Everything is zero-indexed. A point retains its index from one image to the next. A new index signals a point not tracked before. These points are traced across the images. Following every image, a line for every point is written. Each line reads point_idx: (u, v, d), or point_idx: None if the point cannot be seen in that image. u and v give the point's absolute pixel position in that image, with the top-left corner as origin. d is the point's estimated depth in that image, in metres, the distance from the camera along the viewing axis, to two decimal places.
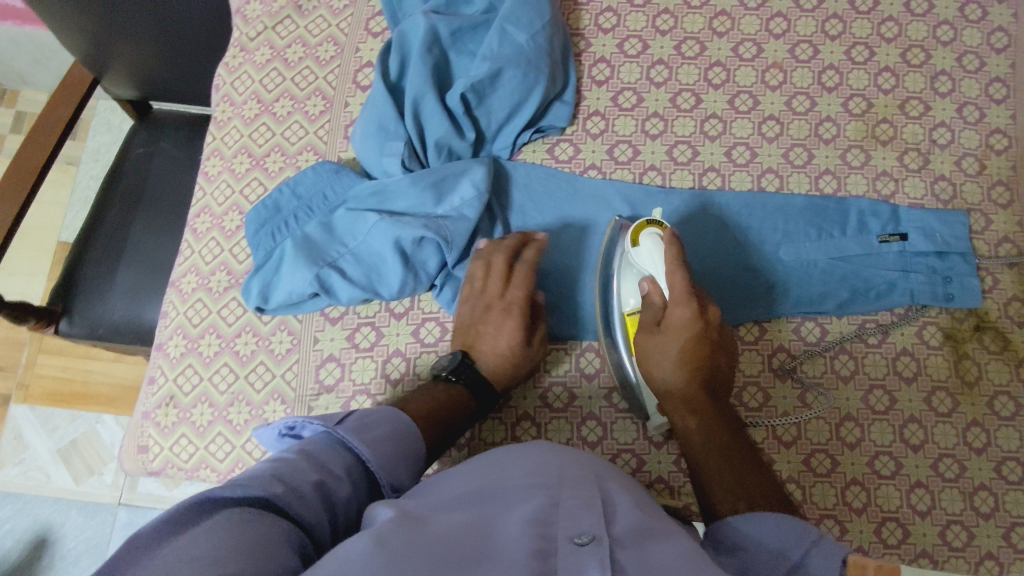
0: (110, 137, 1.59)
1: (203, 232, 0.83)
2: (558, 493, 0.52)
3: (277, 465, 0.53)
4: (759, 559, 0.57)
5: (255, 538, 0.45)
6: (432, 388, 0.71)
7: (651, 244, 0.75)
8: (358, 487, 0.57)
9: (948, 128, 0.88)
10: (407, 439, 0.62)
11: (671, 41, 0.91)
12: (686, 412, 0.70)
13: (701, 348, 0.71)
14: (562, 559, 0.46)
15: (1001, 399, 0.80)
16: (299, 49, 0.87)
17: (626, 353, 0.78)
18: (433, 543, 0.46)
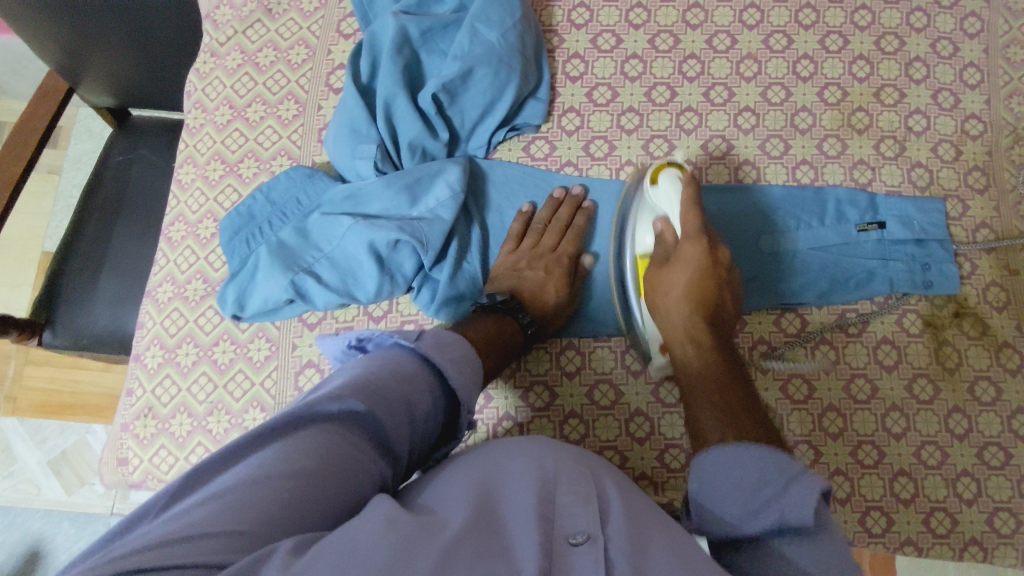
0: (90, 144, 1.57)
1: (178, 240, 0.82)
2: (555, 489, 0.52)
3: (375, 374, 0.57)
4: (731, 494, 0.55)
5: (336, 459, 0.50)
6: (481, 318, 0.74)
7: (670, 184, 0.74)
8: (438, 404, 0.61)
9: (923, 115, 0.88)
10: (478, 364, 0.65)
11: (645, 34, 0.90)
12: (688, 345, 0.71)
13: (708, 284, 0.72)
14: (558, 557, 0.46)
15: (981, 384, 0.80)
16: (270, 53, 0.87)
17: (634, 293, 0.78)
18: (434, 539, 0.45)
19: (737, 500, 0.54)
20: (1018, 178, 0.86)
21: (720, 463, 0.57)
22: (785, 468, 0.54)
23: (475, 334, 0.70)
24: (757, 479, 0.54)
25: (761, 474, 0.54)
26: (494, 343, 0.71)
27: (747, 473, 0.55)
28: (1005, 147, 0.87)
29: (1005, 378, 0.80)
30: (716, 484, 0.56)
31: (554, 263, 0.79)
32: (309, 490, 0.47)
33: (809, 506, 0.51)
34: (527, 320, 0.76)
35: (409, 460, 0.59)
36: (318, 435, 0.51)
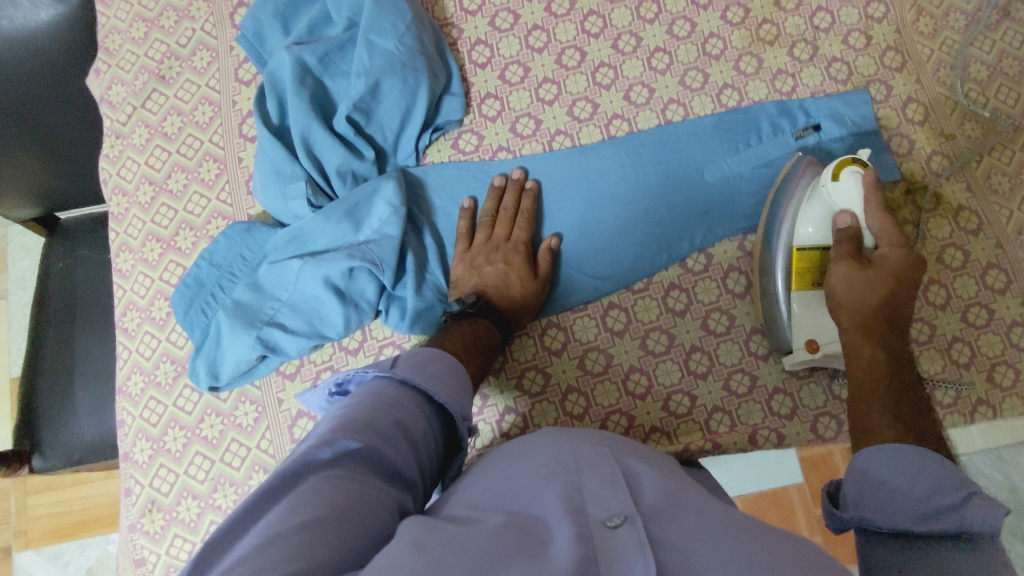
0: (29, 259, 1.53)
1: (135, 329, 0.80)
2: (580, 480, 0.52)
3: (359, 408, 0.55)
4: (901, 497, 0.52)
5: (349, 499, 0.47)
6: (454, 325, 0.73)
7: (852, 181, 0.73)
8: (434, 423, 0.60)
9: (826, 12, 0.89)
10: (460, 371, 0.64)
11: (540, 4, 0.90)
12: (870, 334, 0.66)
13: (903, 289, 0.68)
14: (598, 542, 0.45)
15: (949, 252, 0.81)
16: (175, 119, 0.85)
17: (785, 287, 0.75)
18: (472, 553, 0.44)
19: (910, 503, 0.51)
20: (930, 47, 0.87)
21: (889, 459, 0.55)
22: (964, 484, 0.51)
23: (453, 342, 0.69)
24: (931, 491, 0.51)
25: (933, 487, 0.52)
26: (472, 346, 0.70)
27: (918, 477, 0.53)
28: (911, 21, 0.88)
29: (970, 240, 0.81)
30: (882, 488, 0.54)
31: (511, 251, 0.78)
32: (331, 533, 0.44)
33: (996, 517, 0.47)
34: (498, 315, 0.75)
35: (425, 486, 0.58)
36: (323, 481, 0.48)
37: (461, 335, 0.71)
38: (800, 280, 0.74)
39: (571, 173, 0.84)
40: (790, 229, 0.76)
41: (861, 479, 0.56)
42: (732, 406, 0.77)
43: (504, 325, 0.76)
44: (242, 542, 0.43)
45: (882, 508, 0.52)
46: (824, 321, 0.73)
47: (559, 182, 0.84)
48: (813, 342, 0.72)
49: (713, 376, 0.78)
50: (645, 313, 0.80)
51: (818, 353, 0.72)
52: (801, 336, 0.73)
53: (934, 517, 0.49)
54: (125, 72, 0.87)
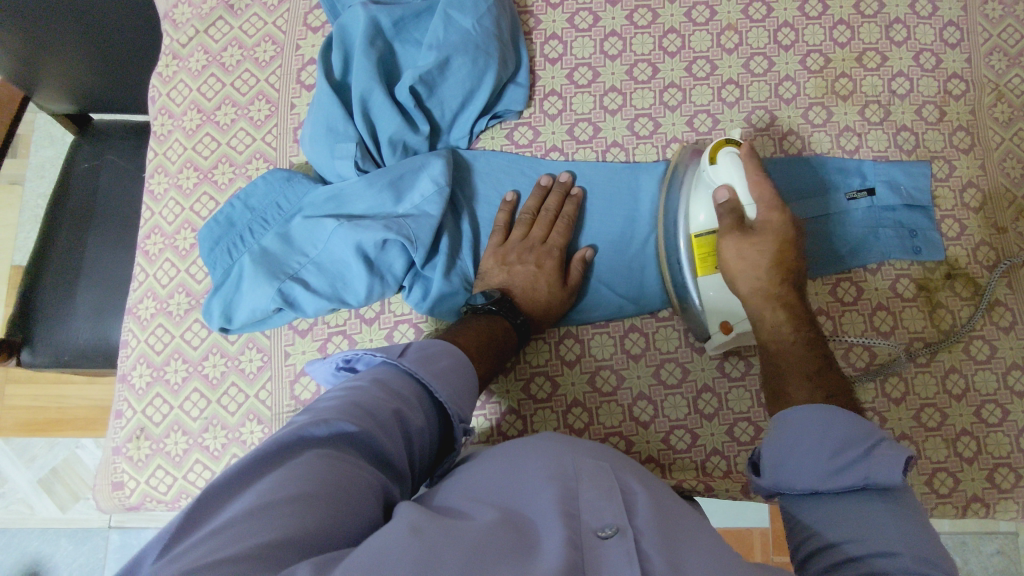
0: (52, 151, 1.51)
1: (156, 253, 0.79)
2: (577, 487, 0.51)
3: (361, 393, 0.55)
4: (812, 455, 0.56)
5: (342, 480, 0.46)
6: (473, 319, 0.73)
7: (730, 160, 0.71)
8: (431, 419, 0.59)
9: (906, 78, 0.87)
10: (467, 371, 0.64)
11: (623, 10, 0.88)
12: (780, 312, 0.69)
13: (787, 257, 0.70)
14: (589, 551, 0.45)
15: (975, 343, 0.80)
16: (235, 51, 0.83)
17: (689, 271, 0.76)
18: (463, 543, 0.44)
19: (817, 461, 0.55)
20: (1002, 136, 0.86)
21: (804, 421, 0.58)
22: (868, 435, 0.55)
23: (465, 339, 0.69)
24: (837, 444, 0.55)
25: (839, 438, 0.55)
26: (487, 347, 0.70)
27: (824, 434, 0.56)
28: (989, 106, 0.87)
29: (1000, 336, 0.80)
30: (798, 448, 0.57)
31: (545, 255, 0.77)
32: (321, 513, 0.43)
33: (897, 469, 0.52)
34: (518, 317, 0.74)
35: (413, 478, 0.57)
36: (317, 457, 0.47)
37: (476, 333, 0.70)
38: (703, 265, 0.74)
39: (619, 187, 0.83)
40: (684, 213, 0.77)
41: (777, 437, 0.59)
42: (730, 452, 0.76)
43: (523, 329, 0.75)
44: (233, 503, 0.43)
45: (797, 469, 0.56)
46: (730, 301, 0.74)
47: (603, 194, 0.82)
48: (723, 325, 0.74)
49: (717, 419, 0.77)
50: (665, 342, 0.79)
51: (730, 334, 0.73)
52: (716, 321, 0.75)
53: (843, 474, 0.54)
54: None
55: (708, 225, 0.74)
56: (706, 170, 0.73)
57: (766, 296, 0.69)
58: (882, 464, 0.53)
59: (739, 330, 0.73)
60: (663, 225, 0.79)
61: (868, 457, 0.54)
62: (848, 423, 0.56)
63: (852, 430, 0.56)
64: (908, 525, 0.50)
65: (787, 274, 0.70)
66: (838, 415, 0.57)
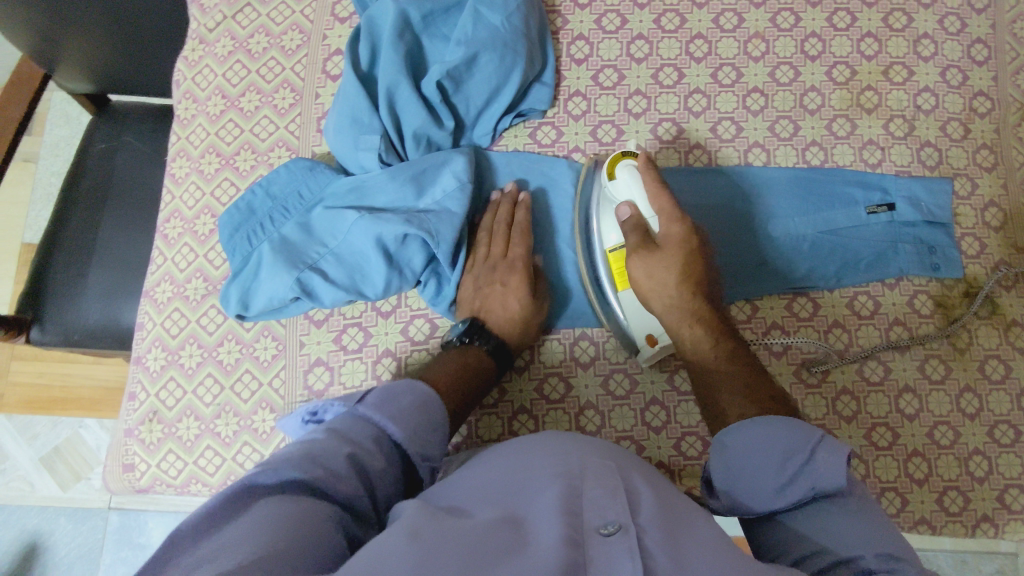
0: (67, 130, 1.52)
1: (175, 237, 0.79)
2: (581, 484, 0.50)
3: (316, 441, 0.54)
4: (761, 470, 0.58)
5: (296, 518, 0.45)
6: (447, 354, 0.71)
7: (628, 175, 0.75)
8: (393, 461, 0.58)
9: (932, 93, 0.87)
10: (432, 406, 0.61)
11: (651, 14, 0.88)
12: (698, 326, 0.71)
13: (692, 265, 0.73)
14: (590, 549, 0.44)
15: (991, 363, 0.80)
16: (262, 39, 0.83)
17: (610, 287, 0.78)
18: (453, 551, 0.43)
19: (766, 477, 0.58)
20: None
21: (747, 439, 0.60)
22: (806, 439, 0.58)
23: (438, 375, 0.68)
24: (781, 456, 0.58)
25: (782, 448, 0.58)
26: (460, 380, 0.68)
27: (767, 448, 0.59)
28: (1013, 125, 0.86)
29: (1016, 356, 0.80)
30: (747, 465, 0.59)
31: (506, 272, 0.74)
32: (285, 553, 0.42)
33: (839, 469, 0.55)
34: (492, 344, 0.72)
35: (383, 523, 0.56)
36: (270, 504, 0.47)
37: (449, 368, 0.69)
38: (620, 280, 0.76)
39: None
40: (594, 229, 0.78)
41: (725, 459, 0.61)
42: None
43: (501, 357, 0.73)
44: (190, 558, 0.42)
45: (751, 487, 0.59)
46: (647, 315, 0.76)
47: None
48: (649, 337, 0.75)
49: None
50: None
51: (655, 346, 0.75)
52: (640, 335, 0.76)
53: (793, 484, 0.57)
54: None
55: (619, 242, 0.76)
56: (607, 186, 0.76)
57: (681, 311, 0.72)
58: (825, 469, 0.55)
59: (663, 339, 0.75)
60: (580, 243, 0.79)
61: (810, 464, 0.56)
62: (786, 432, 0.59)
63: (790, 438, 0.58)
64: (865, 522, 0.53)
65: (696, 285, 0.72)
66: (776, 425, 0.59)
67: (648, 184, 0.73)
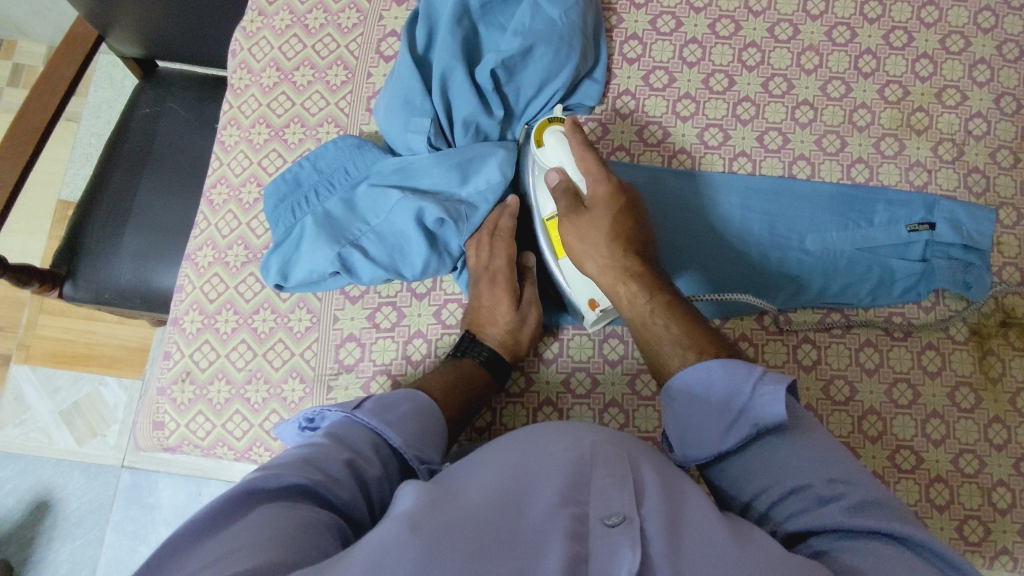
0: (111, 93, 1.54)
1: (220, 204, 0.80)
2: (589, 472, 0.51)
3: (316, 448, 0.53)
4: (705, 417, 0.59)
5: (296, 529, 0.45)
6: (442, 366, 0.72)
7: (554, 139, 0.75)
8: (390, 468, 0.58)
9: (984, 119, 0.86)
10: (430, 416, 0.63)
11: (705, 19, 0.88)
12: (631, 281, 0.68)
13: (623, 224, 0.71)
14: (594, 542, 0.46)
15: (1023, 396, 0.79)
16: (320, 15, 0.84)
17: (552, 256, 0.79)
18: (464, 536, 0.45)
19: (715, 421, 0.58)
20: None
21: (693, 390, 0.60)
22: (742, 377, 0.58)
23: (429, 382, 0.68)
24: (725, 400, 0.58)
25: (725, 391, 0.58)
26: (452, 388, 0.68)
27: (712, 395, 0.59)
28: None
29: None
30: (696, 415, 0.60)
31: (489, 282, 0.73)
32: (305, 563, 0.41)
33: (776, 402, 0.55)
34: (484, 352, 0.72)
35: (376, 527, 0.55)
36: (269, 513, 0.46)
37: (439, 377, 0.69)
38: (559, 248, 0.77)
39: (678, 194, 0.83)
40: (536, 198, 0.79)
41: (675, 415, 0.62)
42: None
43: (494, 367, 0.72)
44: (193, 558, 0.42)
45: (698, 435, 0.59)
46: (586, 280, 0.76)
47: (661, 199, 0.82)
48: (591, 301, 0.76)
49: None
50: None
51: (597, 310, 0.76)
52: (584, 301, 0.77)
53: (736, 425, 0.57)
54: None
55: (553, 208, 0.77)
56: (537, 154, 0.76)
57: (614, 270, 0.69)
58: (763, 403, 0.55)
59: (602, 302, 0.75)
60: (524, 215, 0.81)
61: (749, 401, 0.56)
62: (727, 374, 0.59)
63: (730, 379, 0.58)
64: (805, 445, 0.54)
65: (629, 243, 0.70)
66: (717, 369, 0.59)
67: (570, 146, 0.73)
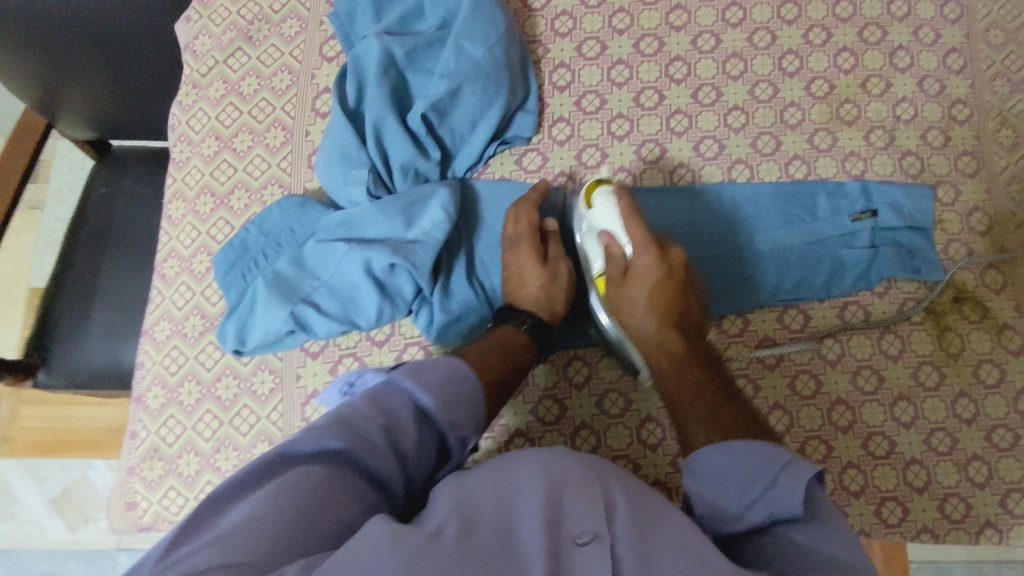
0: (71, 176, 1.55)
1: (173, 277, 0.81)
2: (563, 491, 0.51)
3: (353, 411, 0.55)
4: (727, 489, 0.59)
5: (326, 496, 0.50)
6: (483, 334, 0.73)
7: (604, 202, 0.76)
8: (425, 432, 0.58)
9: (910, 103, 0.88)
10: (466, 380, 0.61)
11: (630, 39, 0.90)
12: (661, 357, 0.71)
13: (667, 294, 0.72)
14: (565, 562, 0.47)
15: (986, 367, 0.80)
16: (253, 80, 0.86)
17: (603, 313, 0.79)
18: (442, 558, 0.45)
19: (734, 496, 0.58)
20: (1007, 159, 0.87)
21: (714, 462, 0.60)
22: (773, 464, 0.57)
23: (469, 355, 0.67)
24: (749, 477, 0.58)
25: (750, 470, 0.58)
26: (492, 352, 0.69)
27: (735, 470, 0.59)
28: (992, 130, 0.87)
29: (1009, 360, 0.80)
30: (716, 485, 0.59)
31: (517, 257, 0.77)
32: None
33: (799, 494, 0.54)
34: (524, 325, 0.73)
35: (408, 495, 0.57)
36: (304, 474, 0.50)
37: (478, 350, 0.69)
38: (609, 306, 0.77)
39: None
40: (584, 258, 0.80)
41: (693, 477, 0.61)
42: None
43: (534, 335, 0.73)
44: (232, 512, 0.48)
45: (716, 506, 0.59)
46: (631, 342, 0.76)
47: None
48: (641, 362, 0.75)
49: None
50: None
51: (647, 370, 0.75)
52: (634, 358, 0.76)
53: (754, 507, 0.57)
54: (215, 25, 0.88)
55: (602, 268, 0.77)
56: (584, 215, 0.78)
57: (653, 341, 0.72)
58: (786, 494, 0.55)
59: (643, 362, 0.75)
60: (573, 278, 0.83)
61: (772, 485, 0.56)
62: (755, 451, 0.59)
63: (755, 461, 0.58)
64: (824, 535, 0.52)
65: (668, 315, 0.72)
66: (747, 444, 0.59)
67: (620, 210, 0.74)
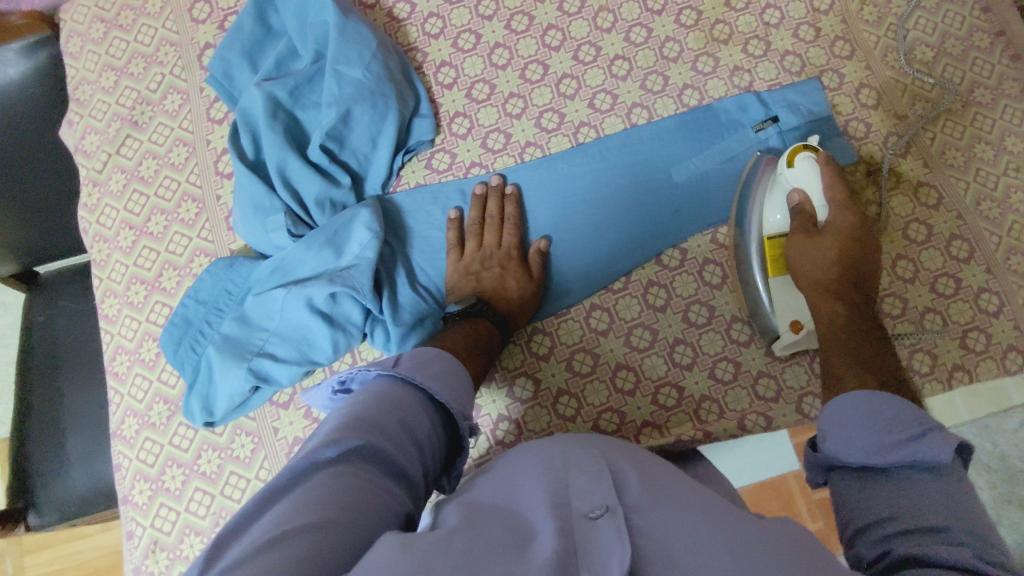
0: (7, 316, 1.51)
1: (125, 372, 0.80)
2: (567, 475, 0.50)
3: (364, 410, 0.56)
4: (859, 437, 0.55)
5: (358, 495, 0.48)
6: (456, 325, 0.75)
7: (807, 164, 0.75)
8: (437, 422, 0.60)
9: (775, 8, 0.91)
10: (462, 375, 0.65)
11: (500, 22, 0.92)
12: (836, 303, 0.71)
13: (851, 251, 0.72)
14: (580, 535, 0.44)
15: (913, 227, 0.83)
16: (151, 162, 0.87)
17: (761, 275, 0.77)
18: (454, 550, 0.42)
19: (870, 439, 0.54)
20: (877, 34, 0.89)
21: (859, 407, 0.57)
22: (922, 421, 0.54)
23: (453, 345, 0.70)
24: (888, 427, 0.54)
25: (895, 420, 0.54)
26: (473, 348, 0.71)
27: (876, 417, 0.56)
28: (856, 10, 0.90)
29: (932, 214, 0.83)
30: (855, 428, 0.56)
31: (505, 257, 0.81)
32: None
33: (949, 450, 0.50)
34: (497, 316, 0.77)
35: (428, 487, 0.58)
36: (330, 478, 0.49)
37: (460, 337, 0.72)
38: (774, 267, 0.76)
39: (541, 183, 0.86)
40: (756, 217, 0.78)
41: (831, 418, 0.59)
42: (719, 394, 0.78)
43: (504, 327, 0.77)
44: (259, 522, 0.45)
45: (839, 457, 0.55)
46: (796, 304, 0.75)
47: (540, 189, 0.86)
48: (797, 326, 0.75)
49: (698, 366, 0.79)
50: (627, 311, 0.82)
51: (800, 333, 0.75)
52: (784, 320, 0.76)
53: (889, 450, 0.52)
54: (97, 121, 0.89)
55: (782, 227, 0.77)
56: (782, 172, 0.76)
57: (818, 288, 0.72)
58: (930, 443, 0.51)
59: (808, 326, 0.74)
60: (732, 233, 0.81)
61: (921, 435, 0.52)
62: (909, 408, 0.55)
63: (906, 415, 0.55)
64: (951, 491, 0.49)
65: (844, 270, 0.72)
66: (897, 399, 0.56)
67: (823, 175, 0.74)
